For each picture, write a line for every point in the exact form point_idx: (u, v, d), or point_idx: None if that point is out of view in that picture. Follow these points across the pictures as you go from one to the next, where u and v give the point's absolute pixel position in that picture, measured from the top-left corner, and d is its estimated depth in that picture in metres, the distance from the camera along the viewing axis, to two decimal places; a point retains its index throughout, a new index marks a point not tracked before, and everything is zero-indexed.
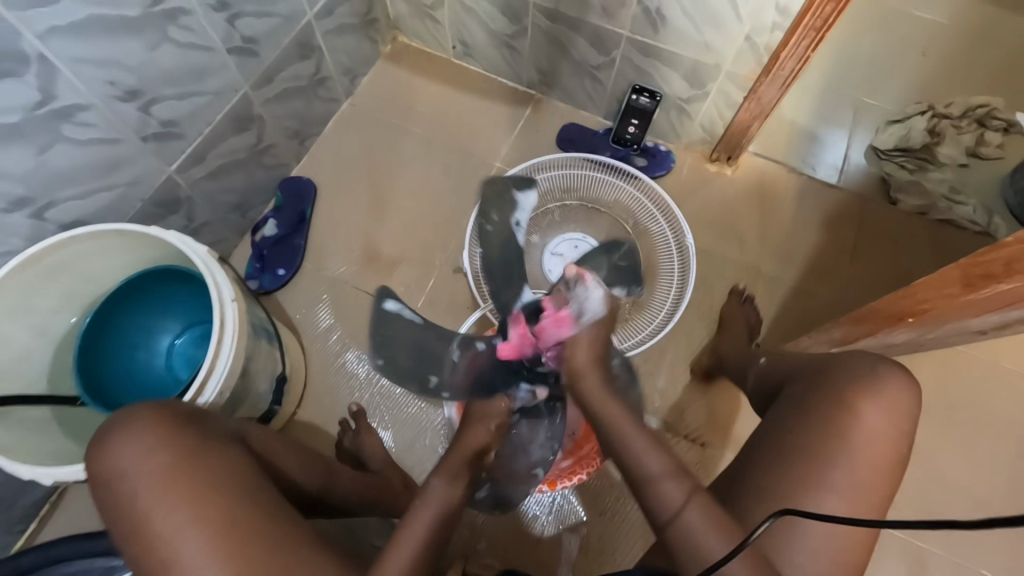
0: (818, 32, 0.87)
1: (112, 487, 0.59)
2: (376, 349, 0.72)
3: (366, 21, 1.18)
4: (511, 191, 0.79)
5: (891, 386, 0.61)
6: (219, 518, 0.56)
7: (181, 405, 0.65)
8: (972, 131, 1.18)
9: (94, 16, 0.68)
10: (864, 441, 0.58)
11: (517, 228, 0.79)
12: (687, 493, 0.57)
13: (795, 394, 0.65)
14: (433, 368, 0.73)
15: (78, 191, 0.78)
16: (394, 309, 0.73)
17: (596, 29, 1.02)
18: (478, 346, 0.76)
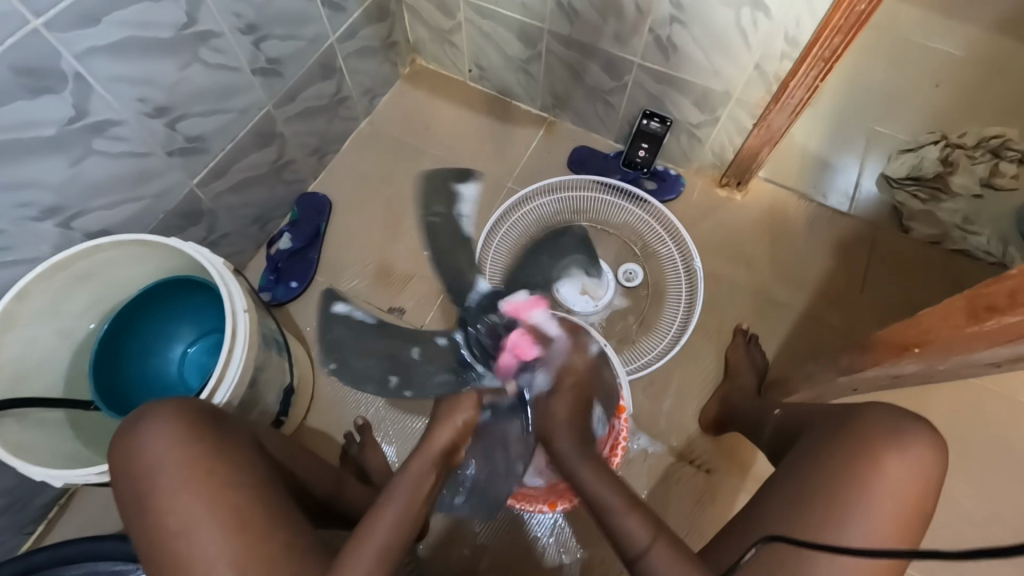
0: (828, 62, 0.89)
1: (133, 476, 0.63)
2: (328, 349, 0.80)
3: (386, 45, 1.23)
4: (449, 183, 0.81)
5: (922, 444, 0.55)
6: (233, 515, 0.60)
7: (203, 406, 0.69)
8: (986, 161, 1.16)
9: (130, 37, 0.72)
10: (886, 494, 0.54)
11: (463, 221, 0.80)
12: (652, 536, 0.60)
13: (811, 437, 0.62)
14: (399, 369, 0.81)
15: (107, 202, 0.81)
16: (343, 310, 0.80)
17: (609, 55, 1.05)
18: (438, 343, 0.83)
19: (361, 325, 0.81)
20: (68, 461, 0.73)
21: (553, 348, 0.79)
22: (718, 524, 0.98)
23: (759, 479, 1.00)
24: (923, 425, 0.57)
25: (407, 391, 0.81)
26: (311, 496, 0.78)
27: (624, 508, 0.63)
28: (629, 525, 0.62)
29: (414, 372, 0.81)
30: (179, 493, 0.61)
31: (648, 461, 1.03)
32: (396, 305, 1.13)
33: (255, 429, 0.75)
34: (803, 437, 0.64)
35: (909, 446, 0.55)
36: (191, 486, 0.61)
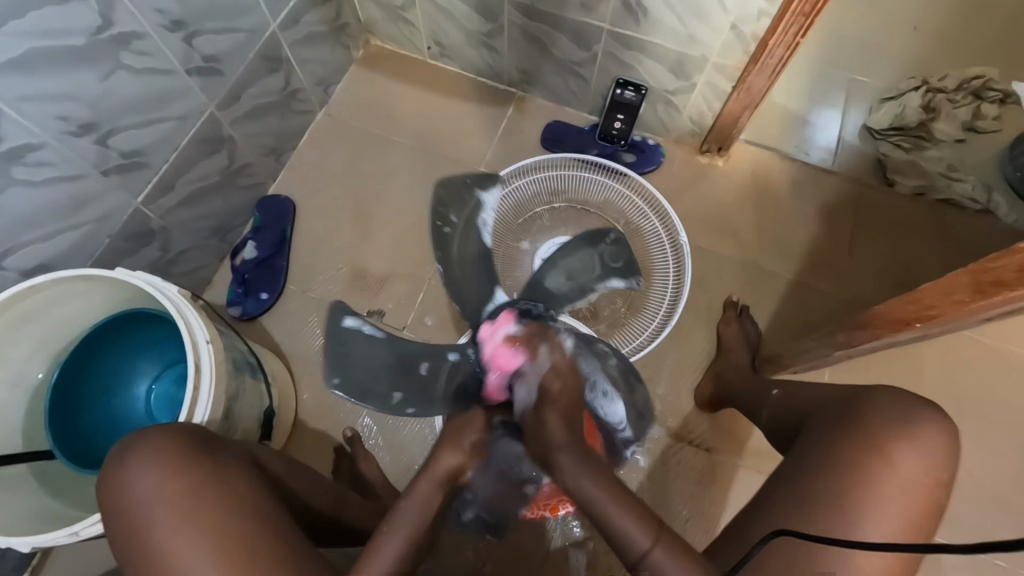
0: (808, 18, 0.82)
1: (124, 518, 0.57)
2: (331, 367, 0.76)
3: (336, 28, 1.13)
4: (471, 189, 0.89)
5: (931, 433, 0.55)
6: (239, 549, 0.54)
7: (197, 432, 0.62)
8: (968, 103, 1.14)
9: (34, 50, 0.64)
10: (897, 488, 0.53)
11: (482, 228, 0.87)
12: (653, 536, 0.54)
13: (818, 427, 0.60)
14: (403, 384, 0.77)
15: (41, 234, 0.74)
16: (353, 325, 0.78)
17: (576, 24, 0.97)
18: (448, 357, 0.79)
19: (371, 342, 0.78)
20: (37, 517, 0.69)
21: (535, 354, 0.72)
22: (720, 503, 0.98)
23: (758, 454, 1.00)
24: (933, 414, 0.56)
25: (410, 408, 0.76)
26: (316, 515, 0.72)
27: (626, 509, 0.57)
28: (627, 525, 0.55)
29: (421, 389, 0.77)
30: (178, 531, 0.55)
31: (647, 446, 1.01)
32: (375, 308, 1.08)
33: (250, 445, 0.68)
34: (810, 426, 0.62)
35: (919, 434, 0.54)
36: (188, 523, 0.55)
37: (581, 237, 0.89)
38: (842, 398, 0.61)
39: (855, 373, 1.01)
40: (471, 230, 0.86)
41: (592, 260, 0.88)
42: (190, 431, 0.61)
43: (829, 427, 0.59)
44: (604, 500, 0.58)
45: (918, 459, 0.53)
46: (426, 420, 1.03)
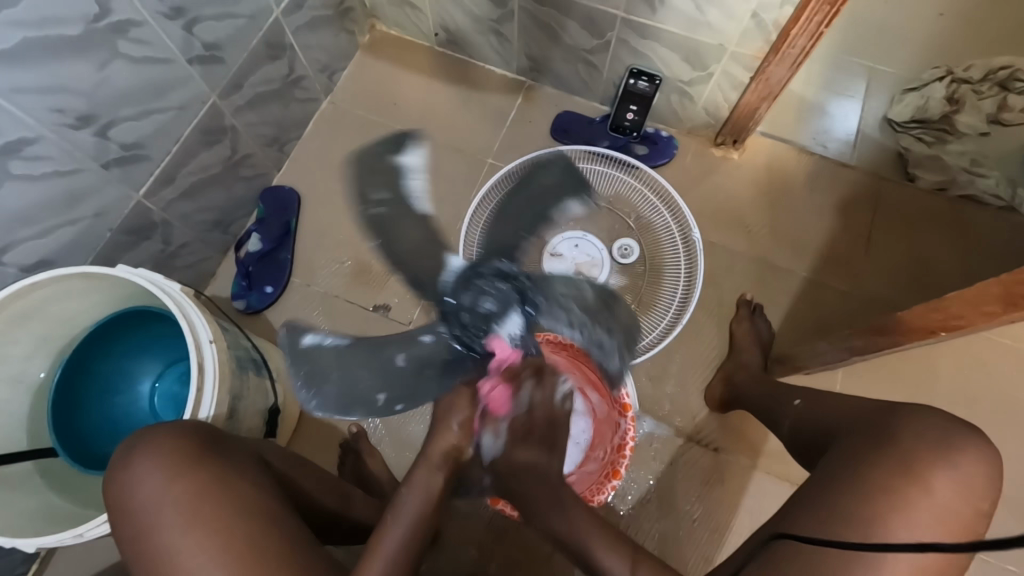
0: (834, 6, 0.78)
1: (130, 521, 0.55)
2: (305, 387, 0.64)
3: (340, 12, 1.10)
4: (385, 158, 0.67)
5: (975, 462, 0.53)
6: (246, 553, 0.53)
7: (205, 431, 0.61)
8: (993, 95, 1.09)
9: (28, 40, 0.62)
10: (934, 516, 0.51)
11: (415, 198, 0.68)
12: (629, 561, 0.58)
13: (849, 442, 0.58)
14: (385, 384, 0.65)
15: (40, 229, 0.73)
16: (313, 341, 0.65)
17: (588, 10, 0.94)
18: (420, 340, 0.68)
19: (337, 352, 0.65)
20: (42, 515, 0.69)
21: (518, 396, 0.67)
22: (728, 504, 0.97)
23: (768, 455, 0.99)
24: (976, 441, 0.54)
25: (401, 406, 0.66)
26: (319, 509, 0.71)
27: (605, 544, 0.60)
28: (605, 557, 0.59)
29: (403, 381, 0.66)
30: (187, 535, 0.53)
31: (653, 446, 1.00)
32: (380, 303, 1.07)
33: (257, 445, 0.67)
34: (840, 440, 0.60)
35: (960, 461, 0.53)
36: (196, 526, 0.54)
37: (529, 168, 0.88)
38: (877, 414, 0.59)
39: (868, 374, 0.99)
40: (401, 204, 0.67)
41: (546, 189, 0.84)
42: (197, 431, 0.60)
43: (860, 443, 0.57)
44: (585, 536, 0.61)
45: (950, 489, 0.52)
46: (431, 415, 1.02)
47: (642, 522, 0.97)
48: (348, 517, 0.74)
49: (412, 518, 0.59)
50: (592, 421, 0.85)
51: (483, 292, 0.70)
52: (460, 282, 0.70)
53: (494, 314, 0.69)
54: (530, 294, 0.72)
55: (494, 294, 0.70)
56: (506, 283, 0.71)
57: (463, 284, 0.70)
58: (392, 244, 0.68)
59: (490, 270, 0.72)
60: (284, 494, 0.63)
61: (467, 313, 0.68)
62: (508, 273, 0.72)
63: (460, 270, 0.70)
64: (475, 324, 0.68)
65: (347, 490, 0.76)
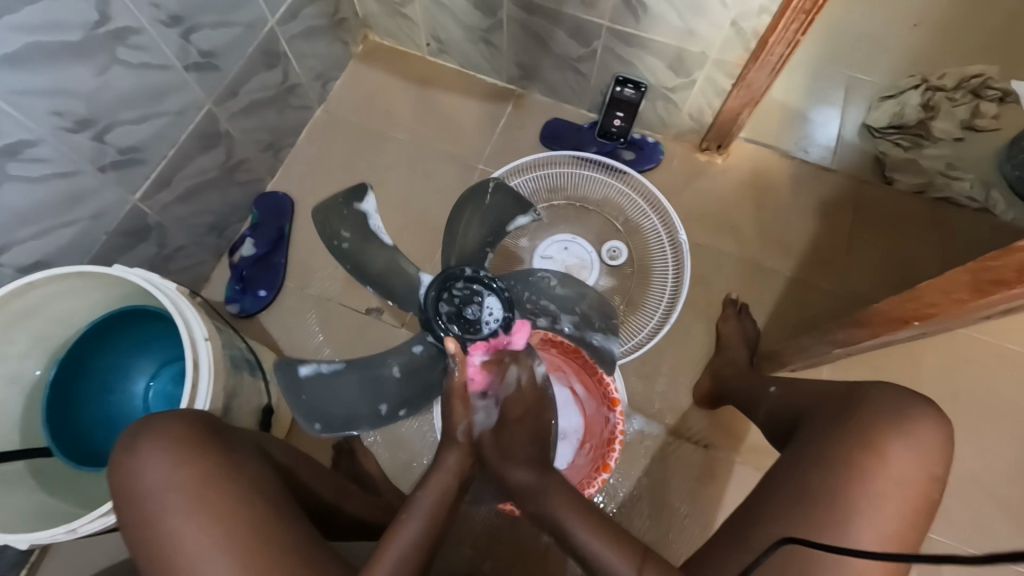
0: (808, 15, 0.81)
1: (133, 506, 0.56)
2: (308, 418, 0.67)
3: (334, 22, 1.13)
4: (348, 206, 0.72)
5: (927, 431, 0.55)
6: (248, 537, 0.54)
7: (207, 419, 0.62)
8: (966, 103, 1.14)
9: (30, 45, 0.63)
10: (893, 485, 0.53)
11: (379, 233, 0.73)
12: (639, 566, 0.55)
13: (816, 421, 0.61)
14: (387, 394, 0.71)
15: (38, 230, 0.74)
16: (309, 371, 0.68)
17: (575, 20, 0.97)
18: (414, 350, 0.72)
19: (334, 376, 0.69)
20: (36, 513, 0.69)
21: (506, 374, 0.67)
22: (719, 500, 0.98)
23: (757, 451, 1.00)
24: (930, 412, 0.56)
25: (404, 410, 0.71)
26: (317, 502, 0.71)
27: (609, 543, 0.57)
28: (612, 558, 0.56)
29: (402, 387, 0.71)
30: (190, 518, 0.55)
31: (645, 443, 1.02)
32: (374, 305, 1.08)
33: (257, 436, 0.68)
34: (806, 423, 0.62)
35: (916, 432, 0.55)
36: (200, 508, 0.55)
37: (455, 203, 0.75)
38: (839, 393, 0.62)
39: (852, 370, 1.01)
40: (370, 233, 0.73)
41: (483, 220, 0.76)
42: (200, 419, 0.61)
43: (824, 424, 0.59)
44: (587, 526, 0.59)
45: (909, 460, 0.54)
46: (425, 416, 1.03)
47: (635, 518, 0.98)
48: (342, 509, 0.74)
49: (425, 511, 0.60)
50: (585, 420, 0.88)
51: (457, 298, 0.74)
52: (434, 291, 0.74)
53: (476, 315, 0.73)
54: (499, 286, 0.74)
55: (468, 296, 0.74)
56: (475, 284, 0.74)
57: (442, 291, 0.74)
58: (369, 271, 0.74)
59: (460, 275, 0.75)
60: (283, 482, 0.64)
61: (449, 317, 0.73)
62: (476, 274, 0.75)
63: (433, 282, 0.74)
64: (456, 325, 0.72)
65: (343, 485, 0.77)
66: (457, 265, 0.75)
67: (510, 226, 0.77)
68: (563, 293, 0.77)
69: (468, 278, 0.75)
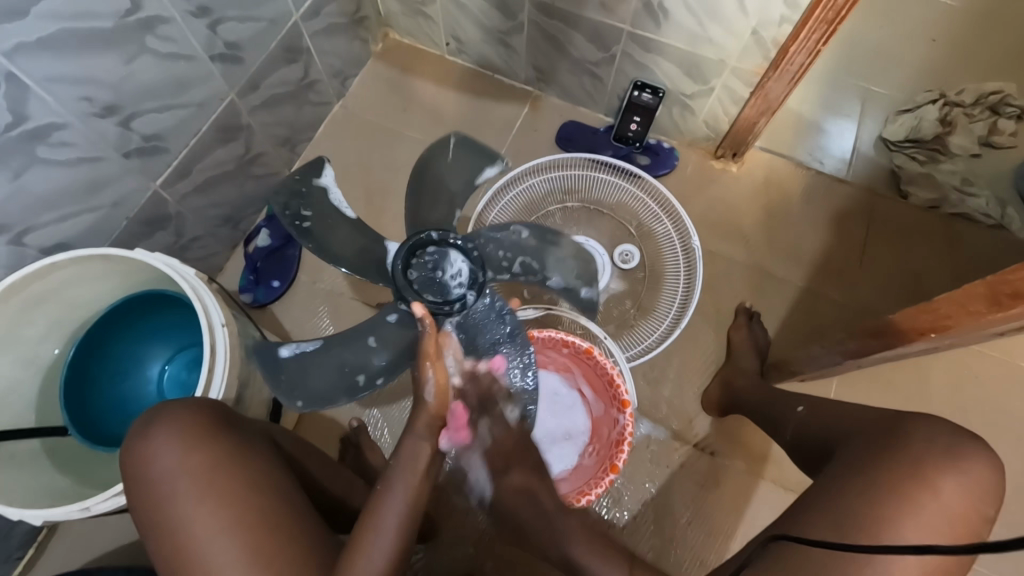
0: (830, 25, 0.82)
1: (144, 491, 0.57)
2: (289, 393, 0.66)
3: (355, 20, 1.14)
4: (308, 183, 0.70)
5: (980, 469, 0.55)
6: (257, 527, 0.55)
7: (219, 408, 0.63)
8: (984, 119, 1.14)
9: (63, 31, 0.64)
10: (940, 515, 0.53)
11: (342, 211, 0.71)
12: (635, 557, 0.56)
13: (858, 445, 0.61)
14: (359, 364, 0.68)
15: (61, 213, 0.75)
16: (288, 351, 0.66)
17: (595, 24, 0.97)
18: (387, 321, 0.68)
19: (309, 353, 0.67)
20: (46, 494, 0.70)
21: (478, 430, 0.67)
22: (723, 507, 0.98)
23: (763, 460, 1.00)
24: (982, 449, 0.56)
25: (381, 378, 0.69)
26: (324, 494, 0.72)
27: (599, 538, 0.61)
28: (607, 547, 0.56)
29: (376, 359, 0.68)
30: (200, 504, 0.55)
31: (650, 448, 1.02)
32: (385, 300, 1.08)
33: (268, 427, 0.69)
34: (848, 445, 0.62)
35: (967, 465, 0.55)
36: (210, 495, 0.56)
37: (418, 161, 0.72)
38: (882, 420, 0.61)
39: (860, 384, 1.01)
40: (334, 209, 0.71)
41: (447, 174, 0.73)
42: (212, 407, 0.62)
43: (866, 445, 0.59)
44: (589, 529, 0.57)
45: (956, 493, 0.54)
46: None
47: (638, 522, 0.98)
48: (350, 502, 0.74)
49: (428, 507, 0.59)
50: (591, 420, 0.89)
51: (428, 263, 0.69)
52: (401, 261, 0.69)
53: (446, 276, 0.69)
54: (466, 245, 0.70)
55: (437, 261, 0.69)
56: (444, 246, 0.70)
57: (409, 259, 0.69)
58: (339, 253, 0.70)
59: (425, 241, 0.70)
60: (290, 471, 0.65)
61: (420, 284, 0.68)
62: (440, 235, 0.70)
63: (399, 250, 0.70)
64: (430, 291, 0.68)
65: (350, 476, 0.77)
66: (420, 232, 0.70)
67: (477, 181, 0.74)
68: (535, 245, 0.73)
69: (434, 240, 0.70)
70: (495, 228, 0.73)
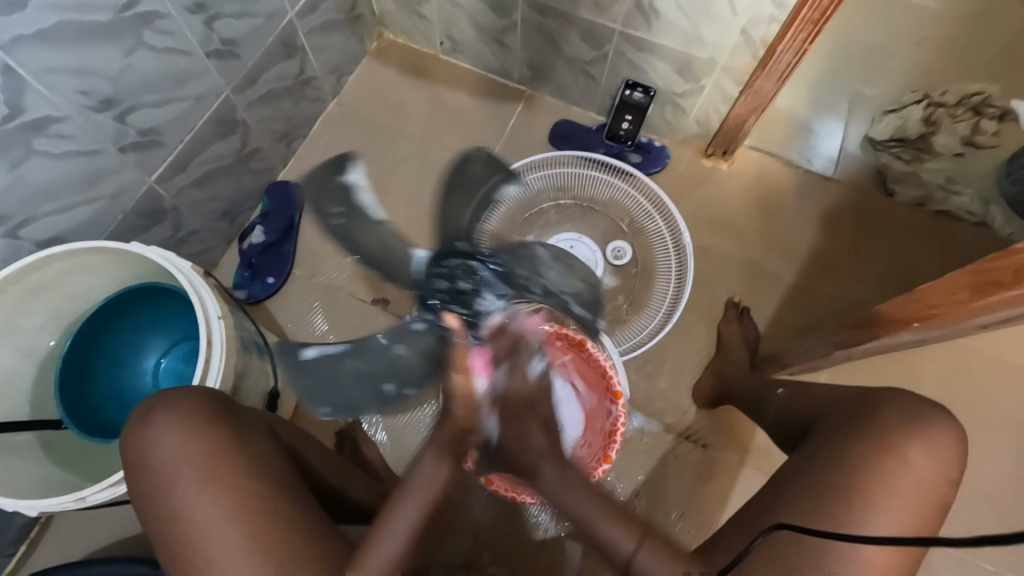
0: (817, 25, 0.84)
1: (147, 477, 0.58)
2: (317, 400, 0.67)
3: (351, 18, 1.15)
4: (333, 179, 0.68)
5: (946, 437, 0.57)
6: (257, 514, 0.55)
7: (219, 396, 0.63)
8: (968, 118, 1.11)
9: (62, 23, 0.65)
10: (912, 485, 0.55)
11: (370, 207, 0.69)
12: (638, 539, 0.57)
13: (830, 422, 0.62)
14: (387, 374, 0.69)
15: (58, 206, 0.76)
16: (314, 355, 0.67)
17: (588, 23, 0.99)
18: (414, 328, 0.68)
19: (336, 360, 0.67)
20: (40, 486, 0.70)
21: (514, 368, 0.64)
22: (715, 499, 1.00)
23: (755, 451, 1.02)
24: (946, 416, 0.58)
25: (409, 390, 0.70)
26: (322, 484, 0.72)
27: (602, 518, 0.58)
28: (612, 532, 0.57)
29: (404, 368, 0.69)
30: (202, 491, 0.56)
31: (644, 440, 1.03)
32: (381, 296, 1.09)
33: (268, 416, 0.68)
34: (822, 423, 0.63)
35: (933, 433, 0.57)
36: (212, 482, 0.56)
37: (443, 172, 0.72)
38: (855, 397, 0.63)
39: (849, 378, 1.03)
40: (361, 205, 0.68)
41: (470, 184, 0.72)
42: (212, 395, 0.62)
43: (840, 420, 0.61)
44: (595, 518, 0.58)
45: (926, 463, 0.55)
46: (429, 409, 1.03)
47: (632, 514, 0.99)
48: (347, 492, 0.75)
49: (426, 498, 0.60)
50: (585, 413, 0.88)
51: (454, 274, 0.69)
52: (428, 267, 0.69)
53: (472, 287, 0.69)
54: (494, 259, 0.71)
55: (466, 272, 0.69)
56: (471, 258, 0.70)
57: (439, 267, 0.69)
58: (362, 251, 0.69)
59: (454, 252, 0.70)
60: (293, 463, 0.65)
61: (447, 294, 0.69)
62: (469, 246, 0.70)
63: (427, 257, 0.70)
64: (456, 302, 0.69)
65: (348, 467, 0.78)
66: (449, 242, 0.70)
67: (496, 196, 0.76)
68: (557, 267, 0.75)
69: (463, 250, 0.70)
70: (525, 245, 0.73)
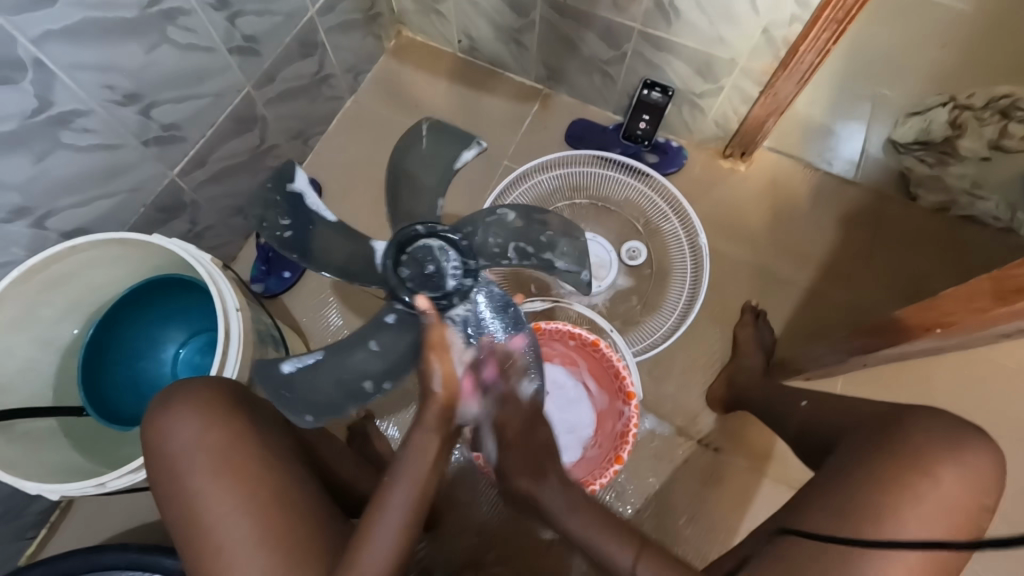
0: (840, 24, 0.82)
1: (164, 466, 0.59)
2: (296, 406, 0.64)
3: (369, 17, 1.15)
4: (281, 189, 0.69)
5: (980, 460, 0.55)
6: (270, 512, 0.56)
7: (237, 392, 0.63)
8: (995, 122, 1.07)
9: (88, 19, 0.66)
10: (938, 505, 0.54)
11: (320, 212, 0.70)
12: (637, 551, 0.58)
13: (857, 435, 0.61)
14: (362, 370, 0.66)
15: (81, 198, 0.77)
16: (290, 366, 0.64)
17: (606, 23, 0.98)
18: (386, 322, 0.65)
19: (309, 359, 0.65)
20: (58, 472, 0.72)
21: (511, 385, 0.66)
22: (725, 504, 0.99)
23: (766, 457, 1.00)
24: (985, 439, 0.57)
25: (386, 382, 0.66)
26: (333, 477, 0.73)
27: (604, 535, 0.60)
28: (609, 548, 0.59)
29: (379, 361, 0.66)
30: (215, 483, 0.57)
31: (654, 443, 1.02)
32: None
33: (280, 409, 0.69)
34: (849, 437, 0.62)
35: (968, 455, 0.55)
36: (226, 476, 0.57)
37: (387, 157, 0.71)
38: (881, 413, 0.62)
39: (865, 385, 1.01)
40: (311, 213, 0.70)
41: (417, 167, 0.70)
42: (230, 390, 0.62)
43: (867, 434, 0.60)
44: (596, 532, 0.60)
45: (954, 483, 0.54)
46: None
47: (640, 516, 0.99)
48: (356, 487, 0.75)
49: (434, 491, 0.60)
50: (597, 414, 0.89)
51: (420, 258, 0.64)
52: (391, 258, 0.64)
53: (439, 269, 0.64)
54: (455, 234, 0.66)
55: (429, 255, 0.64)
56: (431, 239, 0.65)
57: (400, 257, 0.64)
58: (327, 261, 0.70)
59: (412, 238, 0.65)
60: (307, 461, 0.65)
61: (414, 281, 0.63)
62: (427, 227, 0.65)
63: (388, 249, 0.65)
64: (425, 288, 0.63)
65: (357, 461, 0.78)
66: (404, 228, 0.65)
67: (456, 167, 0.71)
68: (522, 227, 0.69)
69: (421, 233, 0.65)
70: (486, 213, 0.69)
